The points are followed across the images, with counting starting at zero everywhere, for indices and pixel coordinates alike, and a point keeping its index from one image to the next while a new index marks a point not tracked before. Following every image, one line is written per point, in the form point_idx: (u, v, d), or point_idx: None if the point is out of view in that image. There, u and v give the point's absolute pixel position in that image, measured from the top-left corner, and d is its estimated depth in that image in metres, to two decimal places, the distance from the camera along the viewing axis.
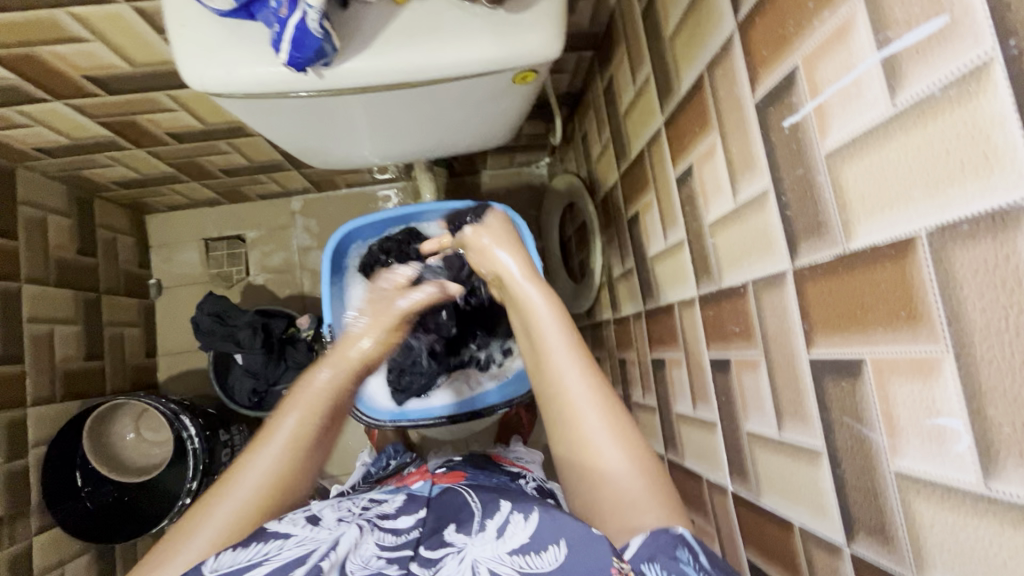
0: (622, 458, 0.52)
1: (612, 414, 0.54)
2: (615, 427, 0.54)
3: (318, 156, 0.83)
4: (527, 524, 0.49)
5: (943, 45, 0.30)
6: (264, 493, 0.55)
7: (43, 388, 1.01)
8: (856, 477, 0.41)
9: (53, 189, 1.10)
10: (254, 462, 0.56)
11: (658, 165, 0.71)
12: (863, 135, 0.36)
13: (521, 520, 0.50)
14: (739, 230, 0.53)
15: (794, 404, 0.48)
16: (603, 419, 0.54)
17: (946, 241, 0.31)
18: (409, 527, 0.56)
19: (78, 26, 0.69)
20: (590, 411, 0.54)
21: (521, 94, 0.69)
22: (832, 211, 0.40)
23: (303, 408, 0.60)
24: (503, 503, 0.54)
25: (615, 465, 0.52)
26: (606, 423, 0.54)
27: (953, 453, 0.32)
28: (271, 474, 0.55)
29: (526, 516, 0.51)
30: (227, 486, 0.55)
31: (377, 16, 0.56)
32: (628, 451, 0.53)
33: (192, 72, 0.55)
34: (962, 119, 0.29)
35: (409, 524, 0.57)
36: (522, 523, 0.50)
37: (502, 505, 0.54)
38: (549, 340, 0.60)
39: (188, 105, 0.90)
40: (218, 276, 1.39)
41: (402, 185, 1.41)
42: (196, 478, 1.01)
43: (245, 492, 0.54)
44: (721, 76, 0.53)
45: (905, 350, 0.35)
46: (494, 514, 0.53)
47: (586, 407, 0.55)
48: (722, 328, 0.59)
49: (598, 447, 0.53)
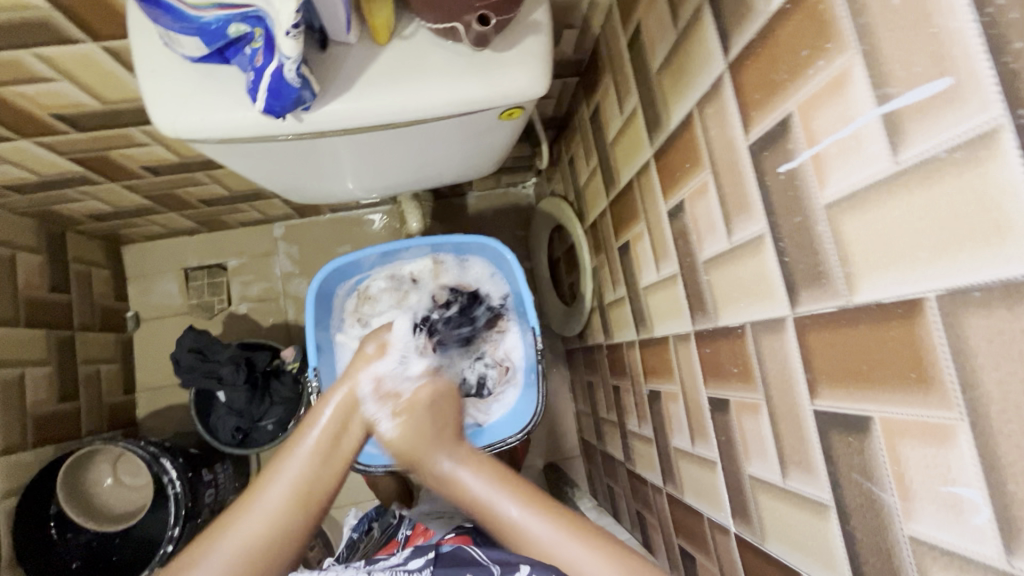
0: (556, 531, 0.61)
1: (552, 515, 0.62)
2: (561, 523, 0.61)
3: (298, 192, 0.81)
4: None
5: (947, 108, 0.29)
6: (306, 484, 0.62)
7: (14, 435, 0.96)
8: (868, 537, 0.39)
9: (22, 225, 1.06)
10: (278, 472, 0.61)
11: (648, 196, 0.70)
12: (863, 190, 0.35)
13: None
14: (736, 271, 0.52)
15: (798, 452, 0.45)
16: (547, 521, 0.61)
17: (957, 307, 0.30)
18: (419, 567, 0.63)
19: (44, 65, 0.66)
20: (534, 521, 0.61)
21: (509, 128, 0.67)
22: (833, 263, 0.38)
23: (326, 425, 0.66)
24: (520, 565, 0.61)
25: (546, 533, 0.61)
26: (551, 523, 0.61)
27: (973, 525, 0.31)
28: (294, 488, 0.61)
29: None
30: (246, 512, 0.59)
31: (358, 58, 0.55)
32: (554, 523, 0.61)
33: (164, 118, 0.53)
34: (969, 183, 0.28)
35: (420, 564, 0.64)
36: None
37: (520, 565, 0.61)
38: (467, 476, 0.66)
39: (163, 139, 0.87)
40: (199, 308, 1.32)
41: (387, 209, 1.37)
42: (179, 523, 0.96)
43: (265, 514, 0.59)
44: (712, 114, 0.52)
45: (916, 413, 0.33)
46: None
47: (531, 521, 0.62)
48: (721, 368, 0.57)
49: (531, 528, 0.61)
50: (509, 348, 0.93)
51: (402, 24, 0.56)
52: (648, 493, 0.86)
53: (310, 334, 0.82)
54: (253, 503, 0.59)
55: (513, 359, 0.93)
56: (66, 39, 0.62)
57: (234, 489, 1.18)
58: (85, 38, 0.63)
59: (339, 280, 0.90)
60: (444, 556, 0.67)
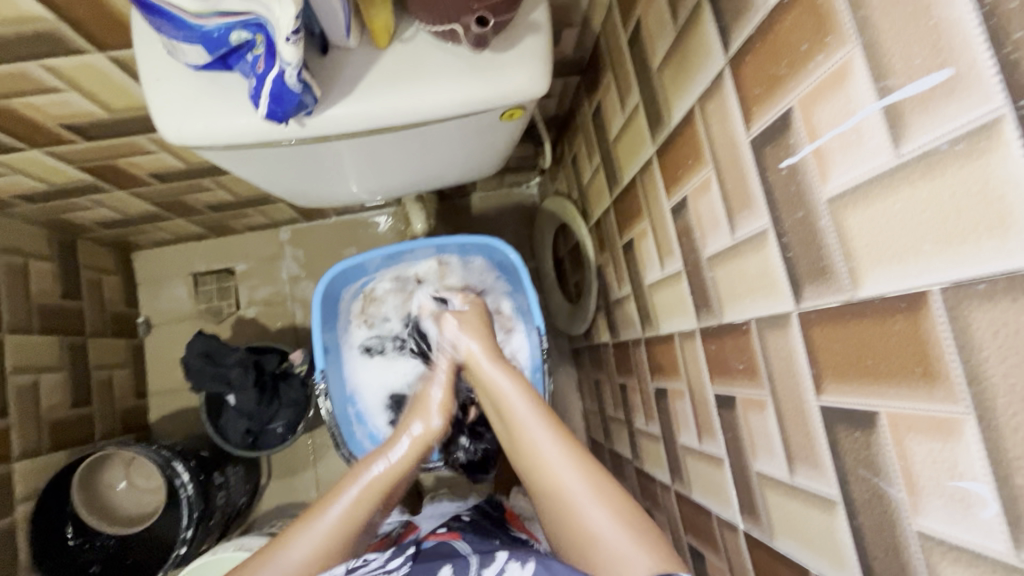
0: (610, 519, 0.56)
1: (609, 501, 0.57)
2: (619, 513, 0.56)
3: (303, 196, 0.81)
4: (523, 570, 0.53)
5: (948, 99, 0.29)
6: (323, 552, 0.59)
7: (30, 440, 0.98)
8: (876, 532, 0.39)
9: (34, 233, 1.07)
10: (298, 537, 0.59)
11: (651, 194, 0.70)
12: (865, 183, 0.35)
13: (518, 566, 0.54)
14: (740, 267, 0.51)
15: (805, 449, 0.45)
16: (603, 504, 0.57)
17: (961, 300, 0.30)
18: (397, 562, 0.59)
19: (52, 76, 0.67)
20: (591, 504, 0.58)
21: (511, 128, 0.68)
22: (836, 257, 0.38)
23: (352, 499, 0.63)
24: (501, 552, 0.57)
25: (603, 522, 0.56)
26: (607, 507, 0.57)
27: (981, 519, 0.31)
28: (315, 548, 0.59)
29: (523, 564, 0.54)
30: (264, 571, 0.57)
31: (359, 62, 0.55)
32: (610, 507, 0.57)
33: (168, 126, 0.54)
34: (972, 175, 0.28)
35: (398, 562, 0.58)
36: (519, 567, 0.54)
37: (498, 554, 0.57)
38: (526, 415, 0.68)
39: (169, 146, 0.88)
40: (207, 312, 1.35)
41: (392, 211, 1.38)
42: (192, 526, 0.97)
43: (287, 571, 0.57)
44: (713, 110, 0.51)
45: (922, 408, 0.33)
46: (490, 563, 0.56)
47: (587, 502, 0.58)
48: (726, 364, 0.57)
49: (590, 515, 0.57)
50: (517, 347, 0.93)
51: (401, 28, 0.56)
52: (656, 491, 0.86)
53: (315, 337, 0.84)
54: (274, 562, 0.57)
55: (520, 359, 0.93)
56: (73, 50, 0.63)
57: (245, 491, 1.19)
58: (91, 48, 0.64)
59: (346, 282, 0.91)
60: (424, 553, 0.61)
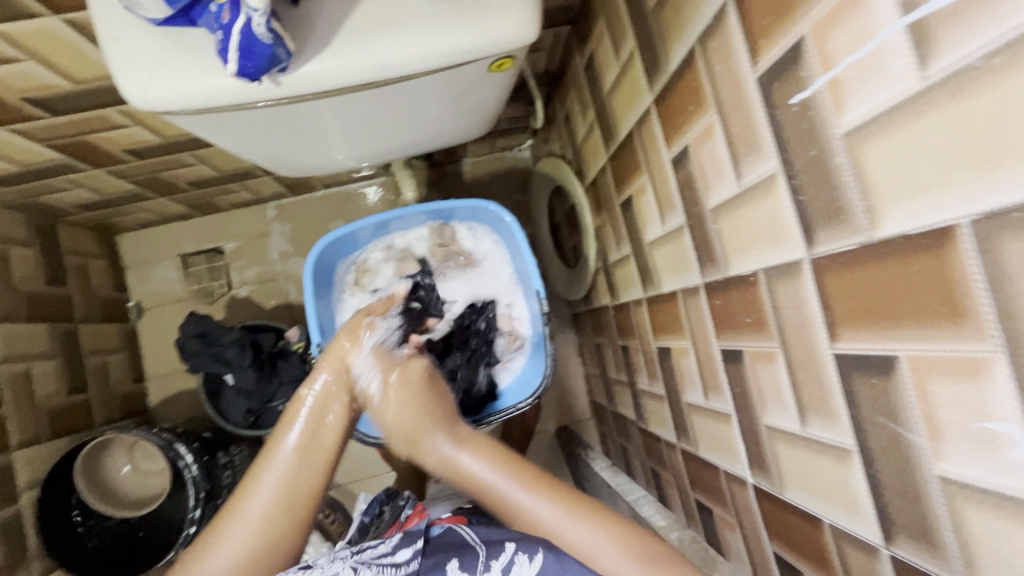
0: (601, 537, 0.54)
1: (573, 501, 0.58)
2: (599, 524, 0.55)
3: (286, 165, 0.78)
4: (532, 565, 0.53)
5: (986, 5, 0.26)
6: (282, 490, 0.59)
7: (28, 428, 0.97)
8: (894, 478, 0.38)
9: (11, 219, 1.03)
10: (259, 479, 0.60)
11: (650, 145, 0.67)
12: (886, 112, 0.32)
13: (526, 561, 0.54)
14: (746, 217, 0.49)
15: (818, 399, 0.44)
16: (590, 526, 0.55)
17: (994, 229, 0.28)
18: (408, 558, 0.57)
19: (6, 45, 0.63)
20: (571, 529, 0.56)
21: (499, 81, 0.64)
22: (853, 197, 0.36)
23: (306, 420, 0.65)
24: (508, 543, 0.57)
25: (587, 538, 0.55)
26: (600, 528, 0.55)
27: (1008, 460, 0.29)
28: (273, 493, 0.59)
29: (532, 557, 0.54)
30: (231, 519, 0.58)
31: (334, 11, 0.51)
32: (626, 551, 0.53)
33: (135, 91, 0.50)
34: (1012, 91, 0.26)
35: (408, 557, 0.57)
36: (528, 563, 0.53)
37: (507, 544, 0.56)
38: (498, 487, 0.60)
39: (141, 119, 0.84)
40: (199, 293, 1.30)
41: (381, 181, 1.33)
42: (199, 505, 0.97)
43: (245, 521, 0.57)
44: (715, 49, 0.48)
45: (947, 349, 0.32)
46: (498, 555, 0.55)
47: (567, 528, 0.56)
48: (733, 318, 0.55)
49: (569, 535, 0.56)
50: (515, 315, 0.92)
51: None
52: (662, 450, 0.85)
53: (311, 309, 0.82)
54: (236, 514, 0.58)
55: (520, 328, 0.91)
56: (25, 13, 0.59)
57: None
58: (45, 11, 0.59)
59: (337, 252, 0.89)
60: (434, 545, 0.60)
